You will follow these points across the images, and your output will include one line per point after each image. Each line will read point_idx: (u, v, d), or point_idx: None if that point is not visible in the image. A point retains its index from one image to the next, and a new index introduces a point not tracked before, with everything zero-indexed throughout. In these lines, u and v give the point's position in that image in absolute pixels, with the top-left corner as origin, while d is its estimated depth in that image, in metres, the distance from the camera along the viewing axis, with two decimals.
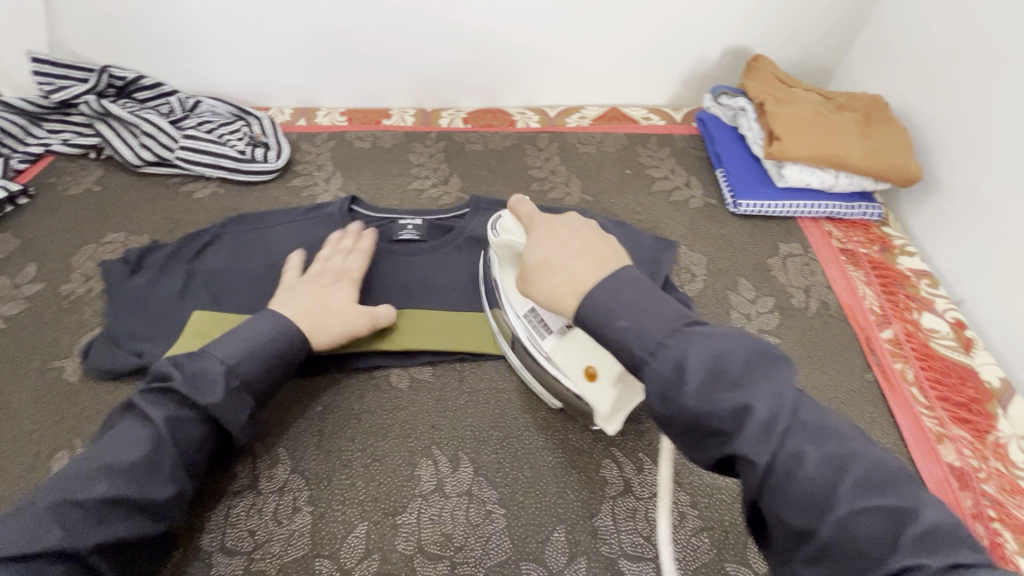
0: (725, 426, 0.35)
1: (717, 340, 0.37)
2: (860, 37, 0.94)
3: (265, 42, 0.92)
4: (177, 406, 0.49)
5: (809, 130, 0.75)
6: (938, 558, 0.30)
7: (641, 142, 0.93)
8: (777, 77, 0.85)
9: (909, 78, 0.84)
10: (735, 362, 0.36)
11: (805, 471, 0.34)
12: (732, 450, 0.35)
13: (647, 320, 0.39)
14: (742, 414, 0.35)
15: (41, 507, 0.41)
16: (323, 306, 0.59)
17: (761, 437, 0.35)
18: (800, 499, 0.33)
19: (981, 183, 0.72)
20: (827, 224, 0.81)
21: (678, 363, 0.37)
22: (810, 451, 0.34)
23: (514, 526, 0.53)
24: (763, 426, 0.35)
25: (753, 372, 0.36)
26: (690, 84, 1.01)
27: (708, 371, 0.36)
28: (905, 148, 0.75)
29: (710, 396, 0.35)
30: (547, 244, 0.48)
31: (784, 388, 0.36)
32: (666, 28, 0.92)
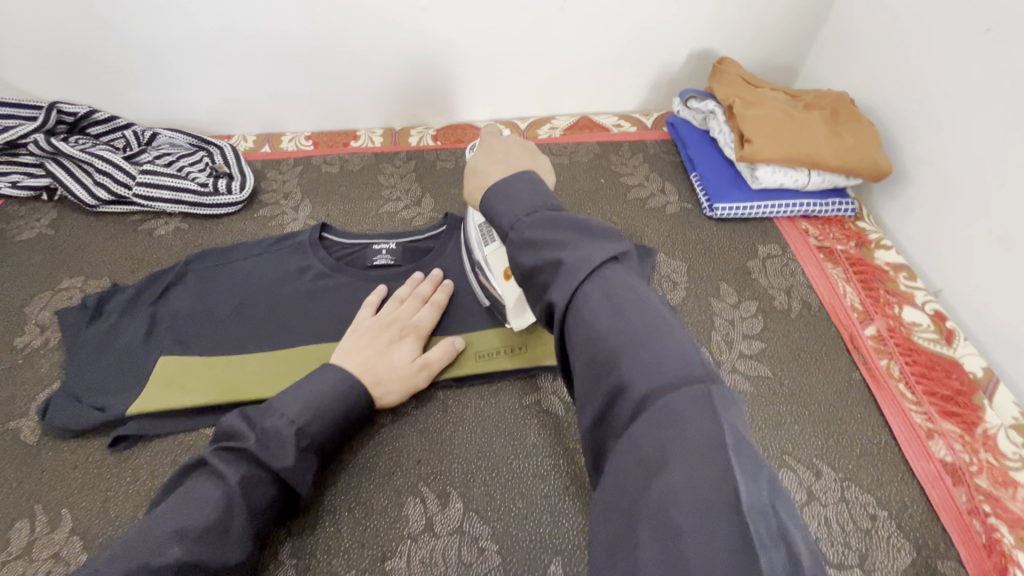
0: (547, 278, 0.37)
1: (559, 219, 0.38)
2: (822, 34, 0.95)
3: (222, 68, 0.89)
4: (248, 467, 0.47)
5: (779, 130, 0.75)
6: (657, 386, 0.30)
7: (614, 150, 0.92)
8: (744, 78, 0.85)
9: (872, 73, 0.85)
10: (574, 239, 0.37)
11: (594, 310, 0.34)
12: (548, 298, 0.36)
13: (519, 200, 0.41)
14: (558, 267, 0.36)
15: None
16: (385, 362, 0.58)
17: (566, 281, 0.35)
18: (590, 340, 0.33)
19: (950, 173, 0.73)
20: (803, 222, 0.81)
21: (526, 236, 0.38)
22: (597, 295, 0.34)
23: (509, 562, 0.51)
24: (569, 278, 0.35)
25: (577, 239, 0.37)
26: (658, 88, 1.01)
27: (544, 237, 0.38)
28: (874, 143, 0.75)
29: (543, 254, 0.37)
30: (493, 155, 0.51)
31: (601, 251, 0.36)
32: (630, 34, 0.92)
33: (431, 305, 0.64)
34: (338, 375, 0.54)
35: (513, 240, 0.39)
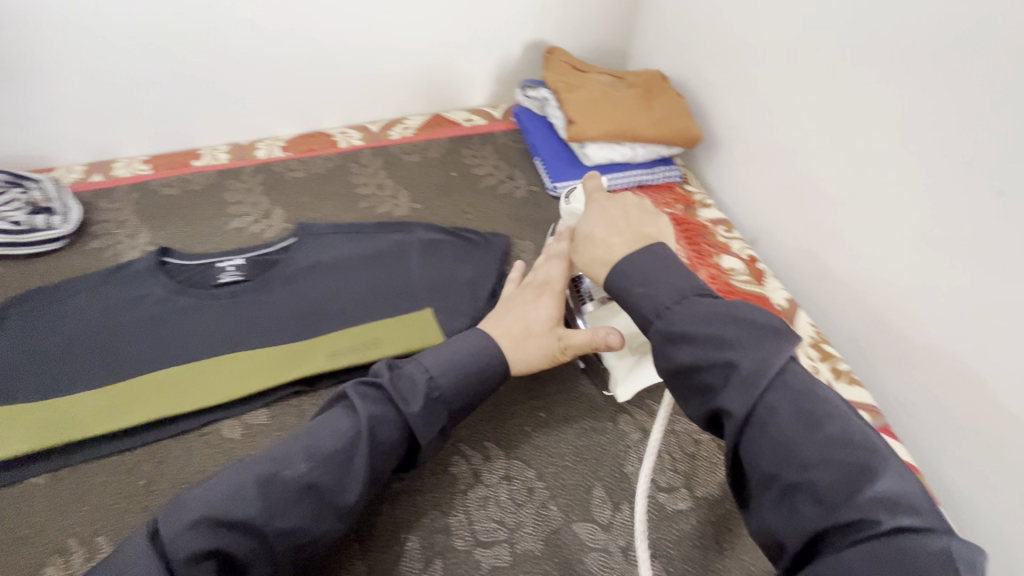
0: (713, 380, 0.43)
1: (716, 312, 0.45)
2: (641, 20, 1.04)
3: (32, 97, 0.83)
4: (374, 407, 0.49)
5: (599, 110, 0.82)
6: (895, 519, 0.35)
7: (464, 143, 0.96)
8: (570, 65, 0.92)
9: (682, 53, 0.94)
10: (740, 329, 0.43)
11: (784, 421, 0.40)
12: (717, 404, 0.42)
13: (657, 290, 0.48)
14: (729, 368, 0.42)
15: (245, 479, 0.45)
16: (522, 322, 0.58)
17: (741, 388, 0.41)
18: (778, 453, 0.39)
19: (747, 132, 0.83)
20: (638, 191, 0.87)
21: (679, 330, 0.45)
22: (788, 405, 0.40)
23: (365, 547, 0.52)
24: (748, 379, 0.41)
25: (752, 340, 0.43)
26: (504, 81, 1.06)
27: (706, 334, 0.44)
28: (682, 114, 0.84)
29: (707, 355, 0.43)
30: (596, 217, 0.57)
31: (776, 353, 0.42)
32: (465, 29, 0.96)
33: (552, 261, 0.64)
34: (478, 341, 0.55)
35: (658, 328, 0.47)
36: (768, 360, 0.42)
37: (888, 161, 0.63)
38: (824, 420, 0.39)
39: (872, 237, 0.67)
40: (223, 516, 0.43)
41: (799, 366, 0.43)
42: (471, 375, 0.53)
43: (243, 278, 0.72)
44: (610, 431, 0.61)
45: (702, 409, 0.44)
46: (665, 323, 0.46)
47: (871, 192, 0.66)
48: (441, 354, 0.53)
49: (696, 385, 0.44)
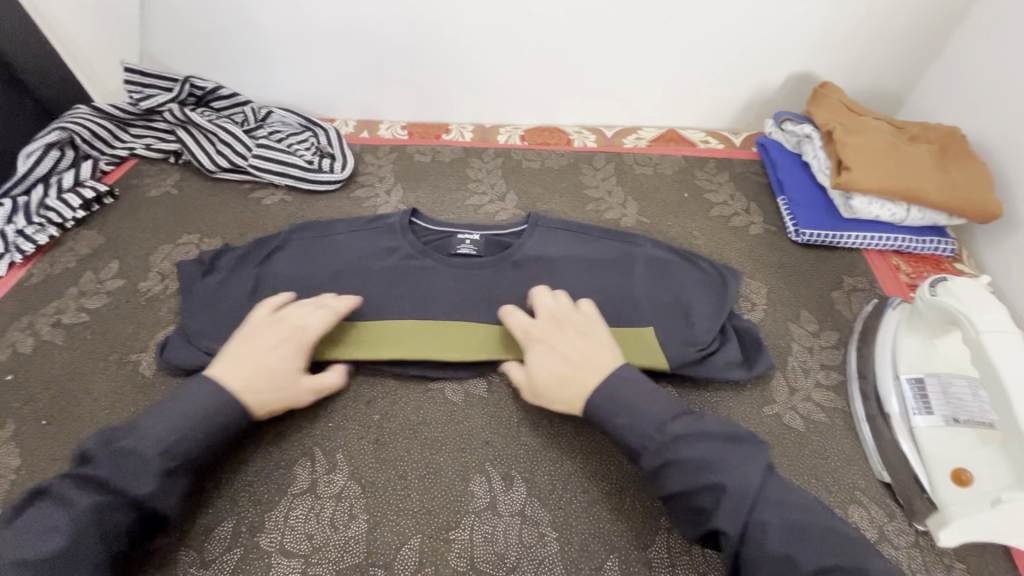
0: (705, 502, 0.46)
1: (642, 432, 0.49)
2: (935, 66, 0.91)
3: (336, 59, 0.95)
4: (97, 492, 0.46)
5: (880, 161, 0.73)
6: None
7: (699, 165, 0.92)
8: (845, 105, 0.83)
9: (990, 111, 0.80)
10: (689, 441, 0.48)
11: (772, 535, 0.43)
12: (712, 524, 0.45)
13: (639, 420, 0.50)
14: (718, 492, 0.45)
15: (138, 466, 0.47)
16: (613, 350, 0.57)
17: (730, 507, 0.45)
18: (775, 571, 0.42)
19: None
20: (894, 258, 0.78)
21: (688, 456, 0.47)
22: (774, 522, 0.44)
23: (567, 550, 0.53)
24: (733, 501, 0.45)
25: (732, 453, 0.47)
26: (751, 108, 1.00)
27: (692, 458, 0.47)
28: (985, 183, 0.71)
29: (694, 479, 0.46)
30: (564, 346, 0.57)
31: (748, 467, 0.46)
32: (732, 49, 0.91)
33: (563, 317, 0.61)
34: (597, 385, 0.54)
35: (653, 452, 0.48)
36: (725, 468, 0.46)
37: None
38: (833, 532, 0.44)
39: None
40: (109, 495, 0.46)
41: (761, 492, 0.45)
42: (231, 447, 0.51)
43: (477, 254, 0.76)
44: None
45: (701, 530, 0.46)
46: (651, 453, 0.48)
47: None
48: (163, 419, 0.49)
49: (691, 507, 0.46)
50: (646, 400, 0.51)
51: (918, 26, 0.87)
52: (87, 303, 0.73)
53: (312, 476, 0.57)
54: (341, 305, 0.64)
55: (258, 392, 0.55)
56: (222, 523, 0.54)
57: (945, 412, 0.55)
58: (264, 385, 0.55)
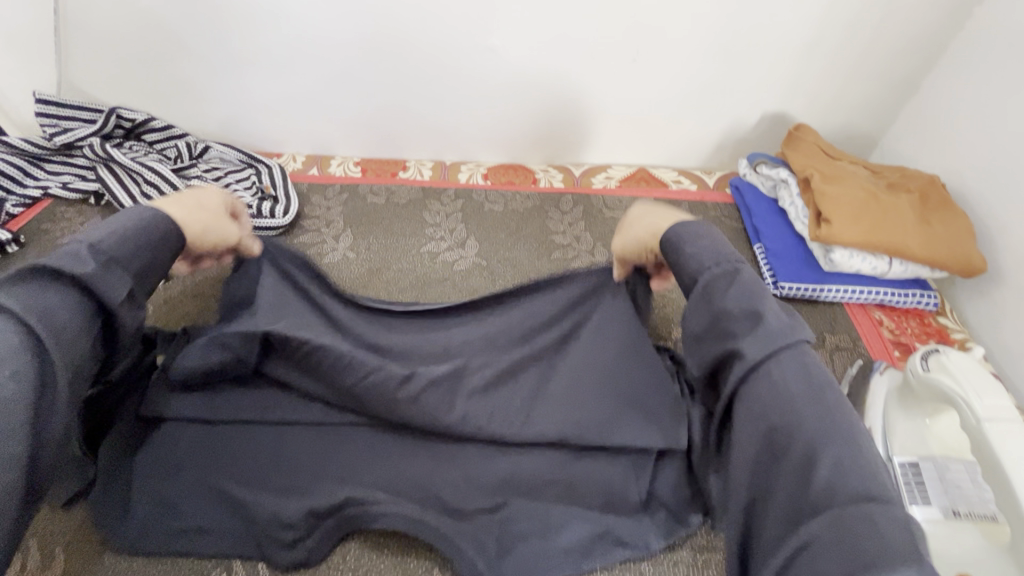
0: (736, 328, 0.37)
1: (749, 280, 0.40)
2: (908, 108, 0.88)
3: (282, 89, 0.88)
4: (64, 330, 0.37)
5: (861, 213, 0.69)
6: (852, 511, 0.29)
7: (672, 208, 0.87)
8: (821, 148, 0.80)
9: (965, 159, 0.78)
10: (746, 280, 0.39)
11: (782, 378, 0.34)
12: (733, 348, 0.36)
13: (712, 250, 0.43)
14: (751, 322, 0.37)
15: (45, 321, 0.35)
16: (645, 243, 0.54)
17: (762, 339, 0.35)
18: (751, 458, 0.34)
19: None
20: (877, 312, 0.73)
21: (730, 278, 0.40)
22: (792, 373, 0.34)
23: None
24: (765, 335, 0.36)
25: (782, 317, 0.38)
26: (724, 148, 0.96)
27: (736, 293, 0.39)
28: (968, 237, 0.68)
29: (741, 303, 0.37)
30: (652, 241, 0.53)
31: (804, 336, 0.36)
32: (703, 87, 0.87)
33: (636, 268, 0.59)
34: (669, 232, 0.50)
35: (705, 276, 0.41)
36: (773, 332, 0.35)
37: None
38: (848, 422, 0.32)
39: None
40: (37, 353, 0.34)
41: (794, 352, 0.35)
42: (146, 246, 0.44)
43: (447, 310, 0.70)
44: None
45: (713, 354, 0.38)
46: (704, 274, 0.41)
47: None
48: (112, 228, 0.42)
49: (721, 333, 0.37)
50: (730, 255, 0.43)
51: (892, 67, 0.84)
52: None
53: None
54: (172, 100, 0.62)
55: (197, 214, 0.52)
56: None
57: (943, 503, 0.49)
58: (199, 225, 0.51)
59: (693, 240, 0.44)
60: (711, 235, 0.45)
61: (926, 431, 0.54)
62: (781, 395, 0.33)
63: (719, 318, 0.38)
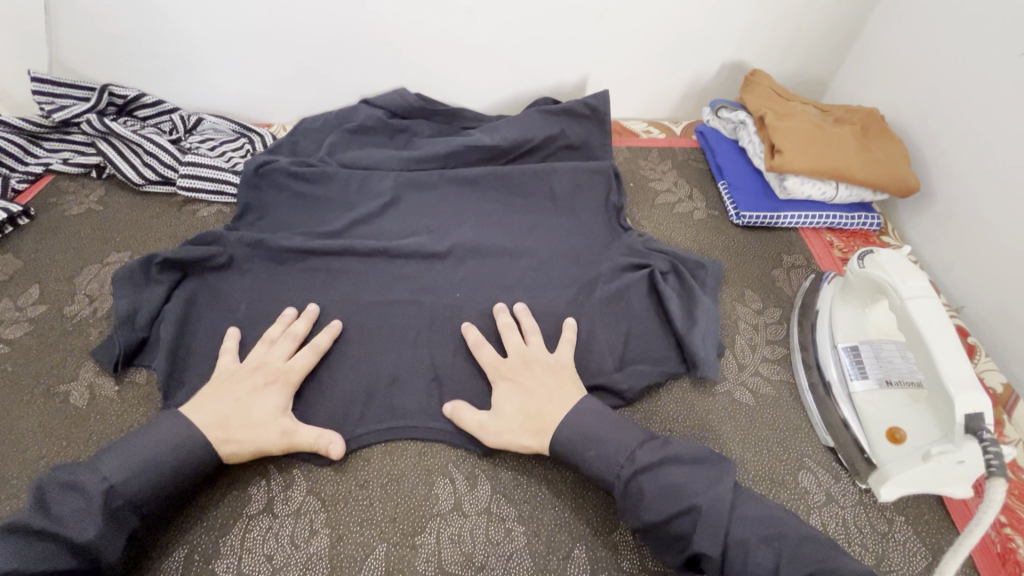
0: (682, 526, 0.50)
1: (666, 458, 0.53)
2: (853, 52, 0.96)
3: (268, 61, 0.92)
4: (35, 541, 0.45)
5: (809, 144, 0.77)
6: None
7: (643, 154, 0.94)
8: (776, 90, 0.87)
9: (900, 95, 0.87)
10: (653, 479, 0.52)
11: (749, 530, 0.49)
12: (693, 548, 0.49)
13: (609, 454, 0.54)
14: (692, 512, 0.50)
15: (94, 483, 0.48)
16: (537, 400, 0.59)
17: (708, 529, 0.49)
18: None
19: (972, 189, 0.75)
20: (828, 234, 0.82)
21: (678, 493, 0.50)
22: (752, 537, 0.48)
23: (535, 543, 0.53)
24: (706, 519, 0.49)
25: (693, 474, 0.52)
26: (689, 98, 1.03)
27: (662, 485, 0.51)
28: (905, 160, 0.76)
29: (671, 505, 0.50)
30: (521, 396, 0.59)
31: (718, 485, 0.51)
32: (666, 40, 0.93)
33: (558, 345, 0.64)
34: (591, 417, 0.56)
35: (634, 479, 0.52)
36: (697, 496, 0.50)
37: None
38: (815, 557, 0.47)
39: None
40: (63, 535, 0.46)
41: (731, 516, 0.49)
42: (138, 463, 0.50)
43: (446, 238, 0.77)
44: (787, 483, 0.57)
45: (679, 553, 0.50)
46: (623, 479, 0.52)
47: None
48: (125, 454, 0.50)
49: (671, 534, 0.50)
50: (609, 430, 0.55)
51: (835, 13, 0.91)
52: (6, 333, 0.68)
53: (268, 496, 0.56)
54: (305, 326, 0.66)
55: (233, 424, 0.56)
56: (174, 553, 0.52)
57: (879, 374, 0.59)
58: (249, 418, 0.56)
59: (605, 448, 0.54)
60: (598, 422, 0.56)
61: (866, 324, 0.63)
62: (758, 557, 0.47)
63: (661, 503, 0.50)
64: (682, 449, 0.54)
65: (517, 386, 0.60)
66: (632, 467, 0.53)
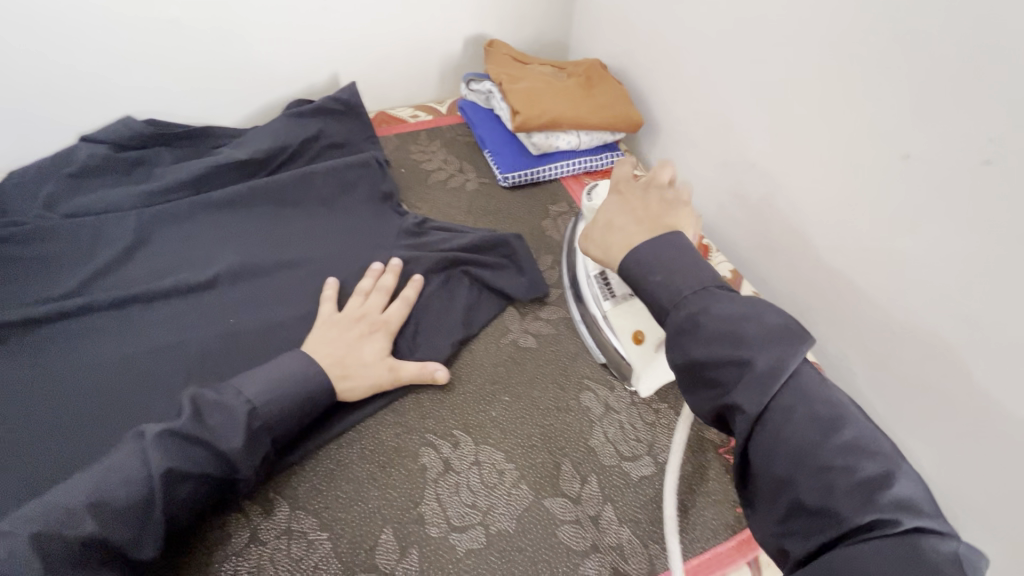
0: (725, 376, 0.43)
1: (738, 316, 0.44)
2: (576, 12, 1.06)
3: None
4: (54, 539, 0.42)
5: (543, 100, 0.84)
6: (903, 521, 0.35)
7: (412, 139, 0.95)
8: (512, 56, 0.93)
9: (617, 43, 0.97)
10: (707, 314, 0.45)
11: (797, 424, 0.40)
12: (729, 399, 0.43)
13: (672, 282, 0.48)
14: (742, 366, 0.42)
15: (87, 492, 0.45)
16: (632, 218, 0.57)
17: (752, 384, 0.42)
18: (792, 456, 0.40)
19: (716, 103, 0.80)
20: (586, 177, 0.90)
21: (739, 356, 0.43)
22: (801, 411, 0.41)
23: (340, 544, 0.52)
24: (759, 376, 0.42)
25: (773, 336, 0.43)
26: (447, 77, 1.06)
27: (718, 329, 0.44)
28: (624, 100, 0.87)
29: (723, 350, 0.43)
30: (620, 210, 0.59)
31: (793, 350, 0.42)
32: (406, 24, 0.95)
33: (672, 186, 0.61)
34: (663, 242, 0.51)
35: (681, 315, 0.46)
36: (776, 352, 0.42)
37: (945, 172, 0.55)
38: (839, 423, 0.40)
39: (819, 226, 0.70)
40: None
41: (788, 382, 0.42)
42: (142, 476, 0.47)
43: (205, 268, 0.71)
44: (572, 407, 0.63)
45: (712, 404, 0.44)
46: (678, 312, 0.46)
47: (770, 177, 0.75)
48: (174, 448, 0.49)
49: (707, 378, 0.44)
50: (690, 263, 0.49)
51: None
52: None
53: None
54: (391, 278, 0.69)
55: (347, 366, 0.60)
56: None
57: (623, 290, 0.66)
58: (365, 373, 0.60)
59: (655, 275, 0.49)
60: (674, 252, 0.50)
61: None
62: (793, 433, 0.40)
63: (711, 342, 0.44)
64: (768, 310, 0.45)
65: (643, 196, 0.60)
66: (681, 310, 0.47)
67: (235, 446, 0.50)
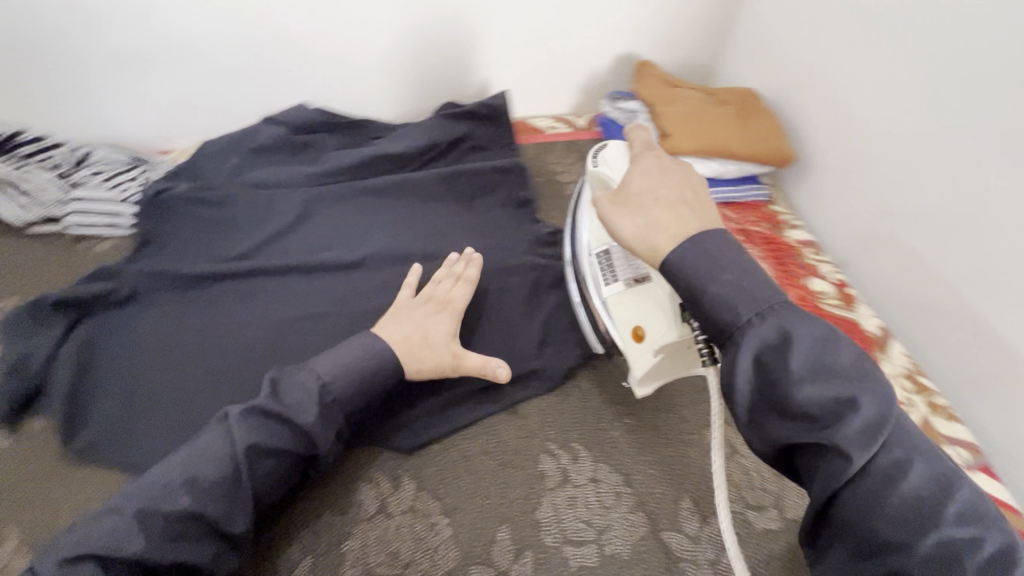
0: (823, 414, 0.38)
1: (826, 338, 0.40)
2: (732, 37, 1.03)
3: (160, 84, 0.89)
4: (149, 522, 0.46)
5: (692, 127, 0.83)
6: None
7: (549, 149, 0.97)
8: (662, 78, 0.92)
9: (774, 72, 0.93)
10: (799, 336, 0.40)
11: (908, 481, 0.37)
12: (828, 438, 0.38)
13: (735, 293, 0.42)
14: (850, 405, 0.38)
15: (172, 475, 0.48)
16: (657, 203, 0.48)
17: (861, 432, 0.37)
18: (891, 517, 0.36)
19: (892, 146, 0.73)
20: (723, 208, 0.88)
21: (838, 394, 0.38)
22: (907, 459, 0.37)
23: (460, 533, 0.54)
24: (866, 421, 0.38)
25: (864, 371, 0.39)
26: (589, 91, 1.07)
27: (819, 359, 0.40)
28: (779, 134, 0.83)
29: (829, 388, 0.39)
30: (643, 191, 0.49)
31: (895, 390, 0.39)
32: (560, 38, 0.97)
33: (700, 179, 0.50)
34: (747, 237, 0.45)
35: (756, 325, 0.41)
36: (880, 395, 0.39)
37: None
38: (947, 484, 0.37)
39: (1006, 299, 0.62)
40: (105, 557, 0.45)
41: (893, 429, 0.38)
42: (224, 454, 0.49)
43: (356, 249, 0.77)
44: (695, 443, 0.61)
45: (798, 439, 0.40)
46: (744, 333, 0.41)
47: (942, 237, 0.68)
48: (250, 424, 0.50)
49: (796, 412, 0.39)
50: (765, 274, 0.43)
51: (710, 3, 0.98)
52: None
53: None
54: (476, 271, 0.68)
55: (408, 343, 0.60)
56: None
57: (628, 274, 0.60)
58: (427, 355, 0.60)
59: (707, 274, 0.43)
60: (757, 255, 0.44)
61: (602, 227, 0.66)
62: (896, 492, 0.36)
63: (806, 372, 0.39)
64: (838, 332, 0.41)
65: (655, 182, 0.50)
66: (751, 330, 0.41)
67: (309, 419, 0.51)
